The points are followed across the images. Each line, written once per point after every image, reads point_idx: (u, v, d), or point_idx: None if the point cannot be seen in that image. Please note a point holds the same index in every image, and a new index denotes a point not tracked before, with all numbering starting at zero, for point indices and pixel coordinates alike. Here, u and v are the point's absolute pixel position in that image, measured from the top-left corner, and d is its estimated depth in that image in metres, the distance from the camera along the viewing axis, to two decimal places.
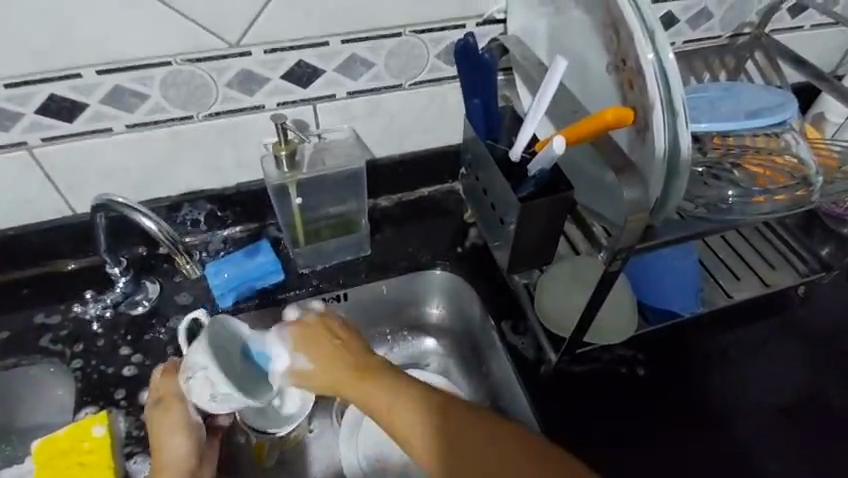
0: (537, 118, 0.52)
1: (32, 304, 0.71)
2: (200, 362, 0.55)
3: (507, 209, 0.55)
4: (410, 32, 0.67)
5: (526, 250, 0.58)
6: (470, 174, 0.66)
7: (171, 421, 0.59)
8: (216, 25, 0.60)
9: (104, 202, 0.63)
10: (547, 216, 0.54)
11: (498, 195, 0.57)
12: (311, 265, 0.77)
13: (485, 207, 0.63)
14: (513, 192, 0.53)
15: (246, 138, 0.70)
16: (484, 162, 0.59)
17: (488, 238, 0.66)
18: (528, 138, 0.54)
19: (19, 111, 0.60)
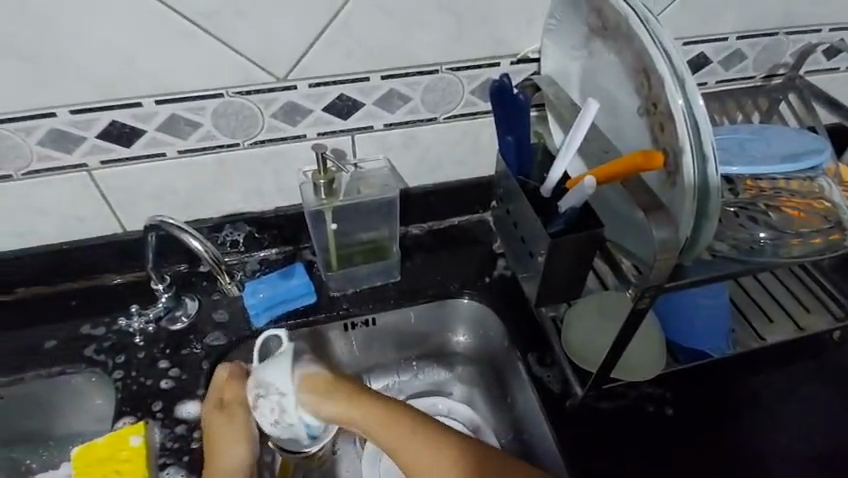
0: (568, 156, 0.54)
1: (80, 315, 0.75)
2: (276, 385, 0.62)
3: (536, 242, 0.56)
4: (446, 70, 0.71)
5: (556, 283, 0.58)
6: (499, 206, 0.67)
7: (234, 425, 0.63)
8: (265, 60, 0.64)
9: (157, 223, 0.67)
10: (578, 251, 0.54)
11: (528, 229, 0.58)
12: (342, 289, 0.79)
13: (515, 240, 0.64)
14: (543, 227, 0.54)
15: (288, 165, 0.74)
16: (514, 195, 0.60)
17: (516, 269, 0.66)
18: (560, 175, 0.55)
19: (82, 135, 0.64)
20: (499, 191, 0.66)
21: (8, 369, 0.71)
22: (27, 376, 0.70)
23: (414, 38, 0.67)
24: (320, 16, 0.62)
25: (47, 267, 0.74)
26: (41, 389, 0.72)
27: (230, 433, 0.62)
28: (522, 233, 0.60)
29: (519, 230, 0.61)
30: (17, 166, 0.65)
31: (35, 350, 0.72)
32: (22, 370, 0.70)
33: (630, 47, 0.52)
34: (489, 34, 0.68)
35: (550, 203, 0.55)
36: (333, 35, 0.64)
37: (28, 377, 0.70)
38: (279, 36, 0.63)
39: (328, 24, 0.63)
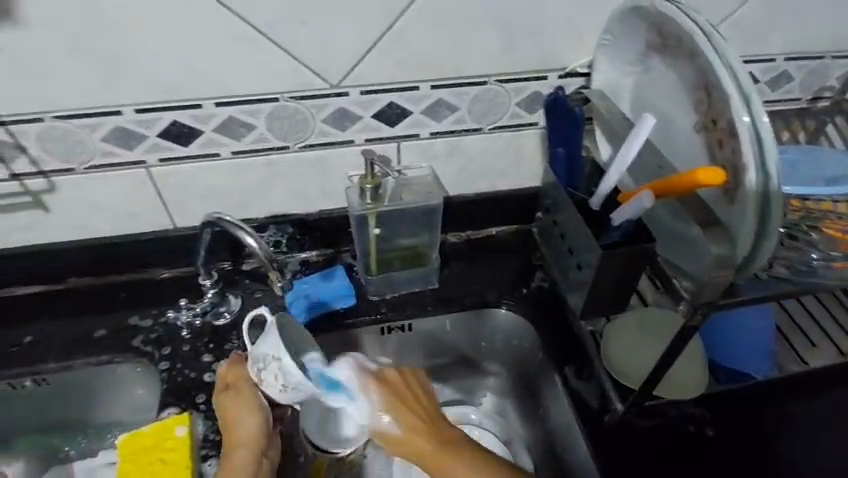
0: (620, 170, 0.54)
1: (129, 307, 0.78)
2: (270, 352, 0.60)
3: (587, 253, 0.56)
4: (495, 81, 0.72)
5: (603, 296, 0.58)
6: (545, 217, 0.68)
7: (245, 401, 0.64)
8: (320, 67, 0.66)
9: (214, 220, 0.69)
10: (631, 263, 0.54)
11: (577, 240, 0.58)
12: (380, 293, 0.80)
13: (561, 251, 0.64)
14: (595, 238, 0.54)
15: (335, 169, 0.76)
16: (562, 205, 0.60)
17: (560, 281, 0.66)
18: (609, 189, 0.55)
19: (144, 133, 0.67)
20: (546, 202, 0.66)
21: (59, 356, 0.73)
22: (76, 363, 0.73)
23: (466, 49, 0.68)
24: (377, 25, 0.64)
25: (101, 258, 0.77)
26: (89, 377, 0.75)
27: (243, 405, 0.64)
28: (570, 244, 0.60)
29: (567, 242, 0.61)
30: (81, 161, 0.68)
31: (84, 338, 0.75)
32: (71, 358, 0.73)
33: (695, 64, 0.52)
34: (539, 47, 0.69)
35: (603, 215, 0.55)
36: (387, 45, 0.66)
37: (77, 364, 0.73)
38: (336, 44, 0.64)
39: (383, 34, 0.65)
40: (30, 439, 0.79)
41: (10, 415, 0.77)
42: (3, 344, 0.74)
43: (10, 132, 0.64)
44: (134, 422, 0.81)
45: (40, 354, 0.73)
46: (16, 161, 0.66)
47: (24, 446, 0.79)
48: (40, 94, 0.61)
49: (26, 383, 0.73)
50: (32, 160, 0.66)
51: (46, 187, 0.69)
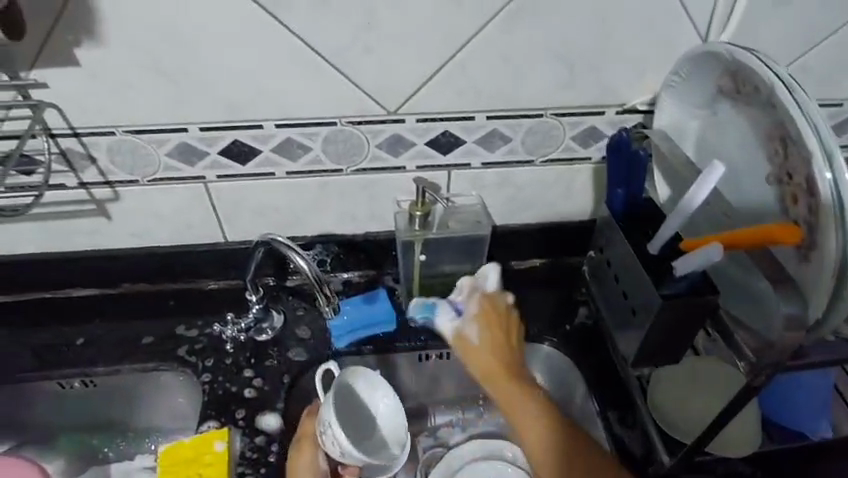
0: (684, 215, 0.52)
1: (176, 316, 0.79)
2: (327, 419, 0.61)
3: (644, 301, 0.54)
4: (551, 115, 0.71)
5: (656, 344, 0.56)
6: (596, 255, 0.66)
7: (303, 461, 0.64)
8: (380, 94, 0.67)
9: (267, 240, 0.70)
10: (689, 314, 0.52)
11: (633, 283, 0.56)
12: (421, 320, 0.80)
13: (612, 294, 0.62)
14: (654, 288, 0.52)
15: (385, 193, 0.76)
16: (618, 245, 0.59)
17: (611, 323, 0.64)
18: (670, 232, 0.53)
19: (206, 150, 0.69)
20: (600, 240, 0.65)
21: (108, 360, 0.75)
22: (124, 369, 0.75)
23: (524, 82, 0.68)
24: (438, 56, 0.64)
25: (153, 267, 0.80)
26: (134, 382, 0.76)
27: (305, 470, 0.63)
28: (625, 290, 0.58)
29: (622, 285, 0.59)
30: (145, 173, 0.70)
31: (133, 344, 0.77)
32: (119, 362, 0.75)
33: (772, 115, 0.52)
34: (598, 83, 0.69)
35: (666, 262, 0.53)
36: (447, 75, 0.66)
37: (124, 369, 0.75)
38: (397, 73, 0.65)
39: (444, 64, 0.65)
40: (73, 437, 0.82)
41: (58, 413, 0.79)
42: (58, 344, 0.77)
43: (83, 143, 0.67)
44: (171, 429, 0.82)
45: (91, 356, 0.76)
46: (85, 170, 0.69)
47: (67, 443, 0.82)
48: (114, 109, 0.64)
49: (76, 384, 0.76)
50: (100, 171, 0.69)
51: (110, 196, 0.72)
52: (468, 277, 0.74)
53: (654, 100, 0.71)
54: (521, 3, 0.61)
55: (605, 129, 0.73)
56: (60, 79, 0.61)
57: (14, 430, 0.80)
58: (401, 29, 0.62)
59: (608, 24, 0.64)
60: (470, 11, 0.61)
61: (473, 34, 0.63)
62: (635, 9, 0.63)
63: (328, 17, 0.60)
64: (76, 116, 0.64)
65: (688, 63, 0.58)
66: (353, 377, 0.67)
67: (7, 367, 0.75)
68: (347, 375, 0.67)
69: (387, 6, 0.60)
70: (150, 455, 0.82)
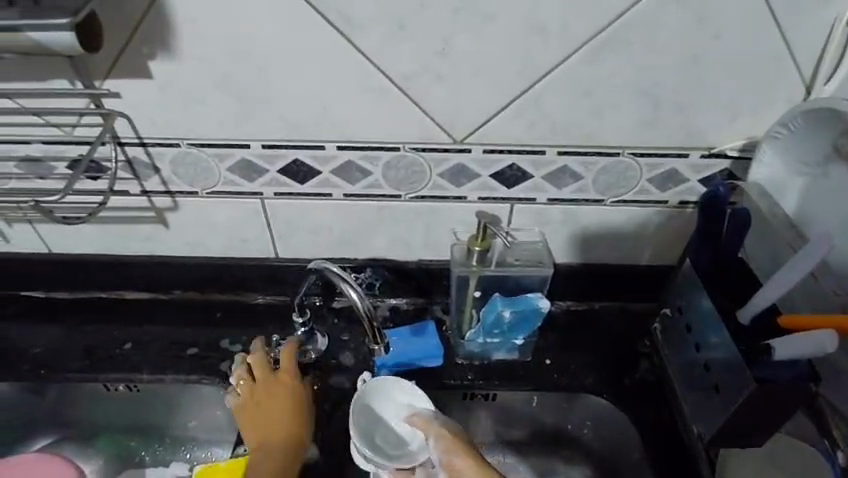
0: (784, 286, 0.54)
1: (221, 328, 0.79)
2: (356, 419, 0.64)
3: (734, 381, 0.55)
4: (628, 154, 0.66)
5: (741, 427, 0.57)
6: (674, 313, 0.68)
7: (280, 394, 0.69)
8: (448, 123, 0.64)
9: (319, 268, 0.67)
10: (780, 401, 0.54)
11: (723, 362, 0.57)
12: (469, 357, 0.76)
13: (694, 365, 0.63)
14: (747, 367, 0.53)
15: (442, 223, 0.73)
16: (709, 321, 0.59)
17: (692, 392, 0.65)
18: (765, 301, 0.56)
19: (265, 168, 0.68)
20: (679, 300, 0.66)
21: (152, 367, 0.75)
22: (167, 378, 0.74)
23: (603, 119, 0.63)
24: (513, 86, 0.61)
25: (204, 276, 0.79)
26: (176, 392, 0.76)
27: (279, 407, 0.68)
28: (709, 362, 0.60)
29: (704, 355, 0.61)
30: (205, 185, 0.70)
31: (178, 353, 0.76)
32: (163, 371, 0.75)
33: None
34: (684, 124, 0.63)
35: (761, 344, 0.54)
36: (520, 107, 0.62)
37: (167, 379, 0.74)
38: (467, 102, 0.62)
39: (518, 96, 0.61)
40: (112, 438, 0.82)
41: (100, 414, 0.80)
42: (107, 344, 0.77)
43: (148, 152, 0.67)
44: (207, 439, 0.82)
45: (136, 362, 0.76)
46: (148, 179, 0.69)
47: (107, 443, 0.82)
48: (181, 122, 0.64)
49: (120, 387, 0.76)
50: (163, 180, 0.69)
51: (170, 205, 0.72)
52: (407, 409, 0.65)
53: (746, 146, 0.65)
54: (609, 36, 0.57)
55: (687, 172, 0.67)
56: (132, 91, 0.62)
57: (57, 425, 0.81)
58: (476, 57, 0.59)
59: (702, 63, 0.59)
60: (551, 42, 0.58)
61: (553, 66, 0.59)
62: (734, 48, 0.58)
63: (402, 42, 0.58)
64: (144, 127, 0.64)
65: (804, 115, 0.58)
66: (392, 386, 0.66)
67: (56, 363, 0.75)
68: (384, 385, 0.66)
69: (463, 33, 0.57)
70: (184, 464, 0.82)
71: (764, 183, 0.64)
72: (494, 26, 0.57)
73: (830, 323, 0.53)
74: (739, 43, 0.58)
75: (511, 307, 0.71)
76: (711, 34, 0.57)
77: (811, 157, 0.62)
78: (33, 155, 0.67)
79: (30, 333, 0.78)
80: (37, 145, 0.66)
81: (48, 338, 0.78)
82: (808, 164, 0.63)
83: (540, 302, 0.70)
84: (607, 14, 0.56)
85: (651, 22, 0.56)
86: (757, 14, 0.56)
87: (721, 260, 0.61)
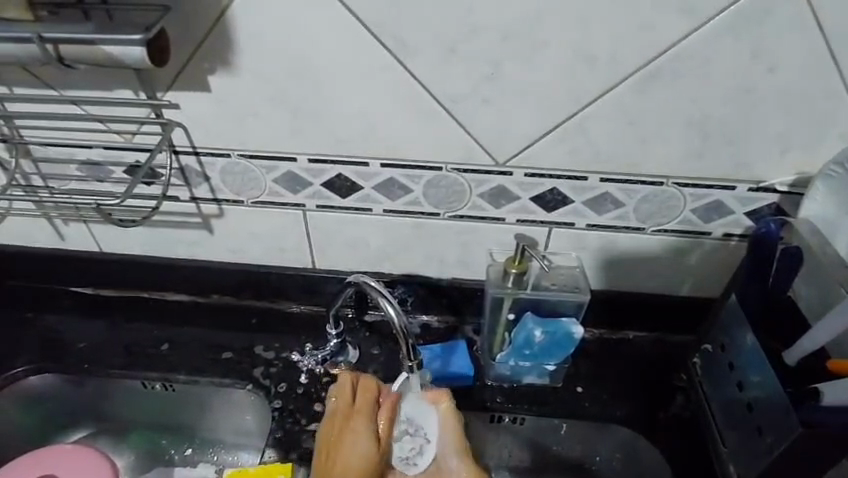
0: (827, 331, 0.53)
1: (257, 333, 0.81)
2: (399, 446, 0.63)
3: (779, 424, 0.53)
4: (672, 184, 0.65)
5: (785, 470, 0.55)
6: (715, 348, 0.66)
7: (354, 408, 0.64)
8: (492, 145, 0.64)
9: (358, 281, 0.66)
10: (828, 446, 0.52)
11: (767, 405, 0.55)
12: (498, 379, 0.75)
13: (736, 403, 0.61)
14: (792, 409, 0.52)
15: (479, 243, 0.73)
16: (752, 359, 0.58)
17: (730, 434, 0.63)
18: (813, 343, 0.54)
19: (309, 181, 0.70)
20: (722, 337, 0.64)
21: (189, 368, 0.77)
22: (202, 380, 0.76)
23: (649, 149, 0.63)
24: (560, 111, 0.61)
25: (242, 283, 0.81)
26: (208, 395, 0.78)
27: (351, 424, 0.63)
28: (750, 400, 0.58)
29: (746, 395, 0.59)
30: (250, 195, 0.72)
31: (214, 356, 0.78)
32: (198, 372, 0.77)
33: None
34: (733, 157, 0.62)
35: (808, 387, 0.53)
36: (565, 132, 0.62)
37: (202, 381, 0.76)
38: (514, 126, 0.62)
39: (563, 121, 0.62)
40: (144, 434, 0.84)
41: (135, 410, 0.82)
42: (147, 344, 0.80)
43: (200, 161, 0.70)
44: (234, 443, 0.83)
45: (174, 362, 0.78)
46: (197, 186, 0.72)
47: (139, 440, 0.85)
48: (234, 134, 0.67)
49: (156, 386, 0.78)
50: (211, 188, 0.72)
51: (216, 212, 0.75)
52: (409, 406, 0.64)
53: (797, 181, 0.63)
54: (659, 67, 0.57)
55: (733, 205, 0.66)
56: (190, 103, 0.65)
57: (95, 418, 0.84)
58: (524, 82, 0.59)
59: (754, 96, 0.58)
60: (600, 71, 0.58)
61: (601, 93, 0.59)
62: (789, 82, 0.57)
63: (451, 66, 0.59)
64: (199, 136, 0.67)
65: None
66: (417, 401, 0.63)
67: (99, 359, 0.78)
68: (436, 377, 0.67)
69: (513, 59, 0.58)
70: (211, 465, 0.83)
71: (813, 219, 0.62)
72: (543, 52, 0.57)
73: None
74: (794, 77, 0.57)
75: (542, 327, 0.70)
76: (766, 68, 0.56)
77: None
78: (94, 158, 0.71)
79: (77, 327, 0.82)
80: (98, 149, 0.70)
81: (93, 333, 0.81)
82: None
83: (573, 327, 0.70)
84: (659, 44, 0.56)
85: (704, 53, 0.56)
86: (816, 48, 0.55)
87: (765, 299, 0.59)
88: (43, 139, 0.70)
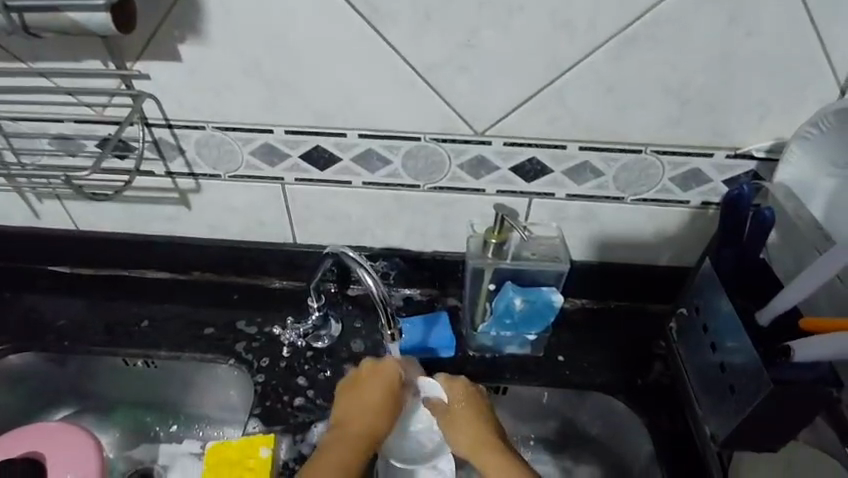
0: (796, 295, 0.54)
1: (239, 309, 0.80)
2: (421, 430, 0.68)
3: (750, 382, 0.55)
4: (650, 152, 0.65)
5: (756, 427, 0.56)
6: (690, 312, 0.67)
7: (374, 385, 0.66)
8: (470, 115, 0.64)
9: (338, 251, 0.66)
10: (797, 402, 0.53)
11: (741, 369, 0.56)
12: (481, 350, 0.76)
13: (709, 364, 0.63)
14: (764, 369, 0.53)
15: (459, 214, 0.73)
16: (727, 322, 0.59)
17: (705, 396, 0.64)
18: (784, 305, 0.55)
19: (287, 153, 0.69)
20: (697, 300, 0.65)
21: (170, 344, 0.77)
22: (184, 355, 0.76)
23: (627, 116, 0.62)
24: (538, 79, 0.60)
25: (223, 259, 0.81)
26: (191, 371, 0.78)
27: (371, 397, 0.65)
28: (723, 360, 0.60)
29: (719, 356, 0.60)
30: (227, 169, 0.71)
31: (195, 332, 0.78)
32: (180, 348, 0.76)
33: None
34: (711, 123, 0.62)
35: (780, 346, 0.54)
36: (543, 100, 0.62)
37: (184, 357, 0.76)
38: (492, 94, 0.62)
39: (541, 89, 0.61)
40: (128, 412, 0.84)
41: (118, 387, 0.82)
42: (127, 321, 0.79)
43: (174, 134, 0.68)
44: (219, 419, 0.83)
45: (155, 339, 0.78)
46: (173, 160, 0.71)
47: (123, 417, 0.84)
48: (208, 106, 0.65)
49: (138, 363, 0.78)
50: (187, 161, 0.71)
51: (193, 187, 0.74)
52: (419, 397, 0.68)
53: (774, 147, 0.64)
54: (637, 31, 0.57)
55: (711, 173, 0.66)
56: (162, 74, 0.63)
57: (78, 396, 0.83)
58: (501, 49, 0.59)
59: (732, 61, 0.58)
60: (578, 36, 0.57)
61: (579, 59, 0.59)
62: (766, 47, 0.57)
63: (427, 33, 0.58)
64: (172, 109, 0.66)
65: (836, 114, 0.57)
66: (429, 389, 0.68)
67: (80, 337, 0.78)
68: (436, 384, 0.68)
69: (489, 25, 0.57)
70: (196, 441, 0.83)
71: (790, 184, 0.62)
72: (520, 18, 0.57)
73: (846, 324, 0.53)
74: (772, 40, 0.56)
75: (523, 295, 0.71)
76: (743, 32, 0.56)
77: (841, 157, 0.60)
78: (65, 133, 0.69)
79: (56, 305, 0.81)
80: (69, 124, 0.68)
81: (73, 311, 0.80)
82: (838, 165, 0.61)
83: (553, 295, 0.71)
84: (636, 8, 0.55)
85: (682, 17, 0.55)
86: (793, 11, 0.54)
87: (739, 262, 0.60)
88: (12, 113, 0.68)
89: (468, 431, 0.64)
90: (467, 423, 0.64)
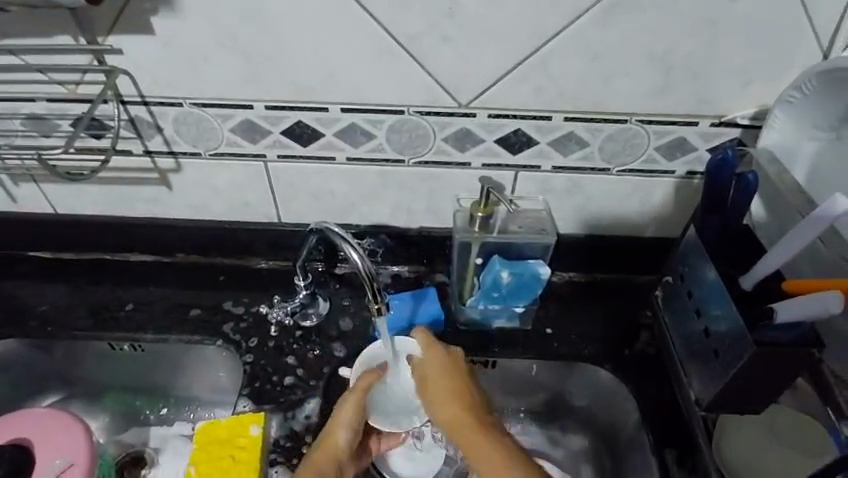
0: (775, 257, 0.55)
1: (225, 290, 0.80)
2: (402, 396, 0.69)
3: (734, 345, 0.56)
4: (635, 121, 0.65)
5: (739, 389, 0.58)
6: (675, 280, 0.68)
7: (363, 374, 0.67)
8: (454, 86, 0.63)
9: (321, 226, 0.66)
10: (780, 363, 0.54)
11: (725, 334, 0.57)
12: (470, 324, 0.76)
13: (694, 330, 0.64)
14: (748, 332, 0.54)
15: (445, 189, 0.73)
16: (712, 289, 0.59)
17: (690, 362, 0.65)
18: (767, 268, 0.56)
19: (268, 129, 0.67)
20: (681, 267, 0.66)
21: (156, 327, 0.76)
22: (171, 337, 0.75)
23: (612, 85, 0.62)
24: (522, 48, 0.59)
25: (207, 240, 0.79)
26: (179, 353, 0.77)
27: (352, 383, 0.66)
28: (707, 325, 0.61)
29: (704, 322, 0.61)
30: (207, 147, 0.70)
31: (182, 314, 0.77)
32: (167, 331, 0.76)
33: None
34: (695, 90, 0.62)
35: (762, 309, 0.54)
36: (527, 70, 0.61)
37: (171, 339, 0.75)
38: (475, 65, 0.61)
39: (525, 58, 0.60)
40: (117, 396, 0.84)
41: (106, 372, 0.81)
42: (112, 305, 0.78)
43: (151, 111, 0.67)
44: (210, 400, 0.83)
45: (141, 322, 0.77)
46: (151, 139, 0.69)
47: (113, 402, 0.84)
48: (185, 82, 0.64)
49: (125, 347, 0.77)
50: (165, 140, 0.69)
51: (173, 166, 0.72)
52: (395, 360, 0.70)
53: (757, 114, 0.64)
54: None
55: (696, 141, 0.66)
56: (135, 49, 0.61)
57: (65, 382, 0.83)
58: (484, 17, 0.57)
59: (716, 27, 0.57)
60: (561, 3, 0.56)
61: (562, 27, 0.58)
62: (750, 12, 0.56)
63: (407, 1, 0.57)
64: (147, 85, 0.64)
65: (819, 77, 0.56)
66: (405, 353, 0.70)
67: (64, 322, 0.77)
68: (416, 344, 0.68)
69: None
70: (187, 423, 0.83)
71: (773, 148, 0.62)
72: None
73: (830, 285, 0.53)
74: (755, 5, 0.56)
75: (509, 269, 0.70)
76: None
77: (824, 119, 0.60)
78: (38, 113, 0.67)
79: (38, 291, 0.80)
80: (41, 103, 0.66)
81: (55, 296, 0.79)
82: (820, 127, 0.61)
83: (540, 267, 0.70)
84: None
85: None
86: None
87: (723, 229, 0.60)
88: None
89: (450, 400, 0.63)
90: (451, 390, 0.63)
